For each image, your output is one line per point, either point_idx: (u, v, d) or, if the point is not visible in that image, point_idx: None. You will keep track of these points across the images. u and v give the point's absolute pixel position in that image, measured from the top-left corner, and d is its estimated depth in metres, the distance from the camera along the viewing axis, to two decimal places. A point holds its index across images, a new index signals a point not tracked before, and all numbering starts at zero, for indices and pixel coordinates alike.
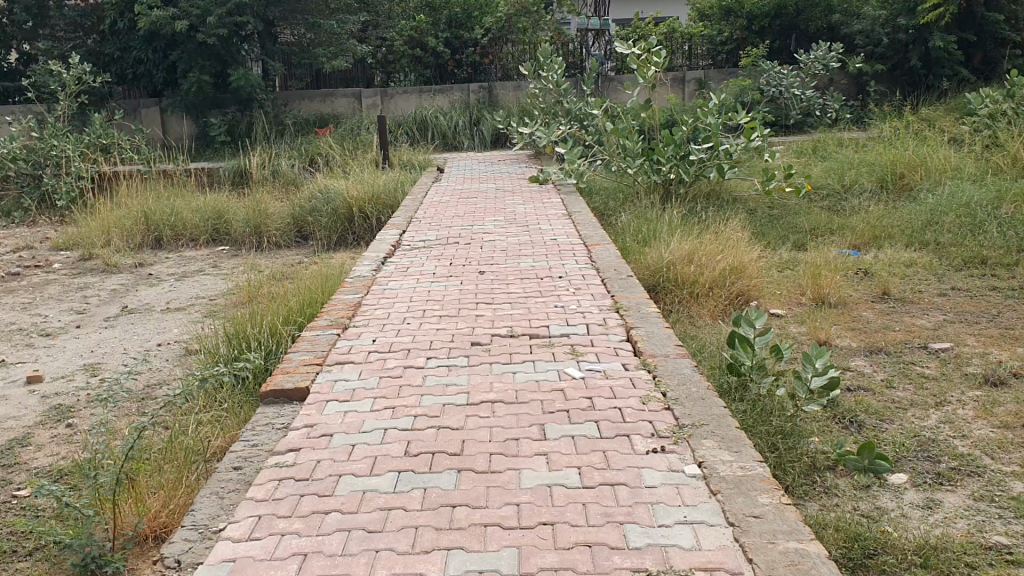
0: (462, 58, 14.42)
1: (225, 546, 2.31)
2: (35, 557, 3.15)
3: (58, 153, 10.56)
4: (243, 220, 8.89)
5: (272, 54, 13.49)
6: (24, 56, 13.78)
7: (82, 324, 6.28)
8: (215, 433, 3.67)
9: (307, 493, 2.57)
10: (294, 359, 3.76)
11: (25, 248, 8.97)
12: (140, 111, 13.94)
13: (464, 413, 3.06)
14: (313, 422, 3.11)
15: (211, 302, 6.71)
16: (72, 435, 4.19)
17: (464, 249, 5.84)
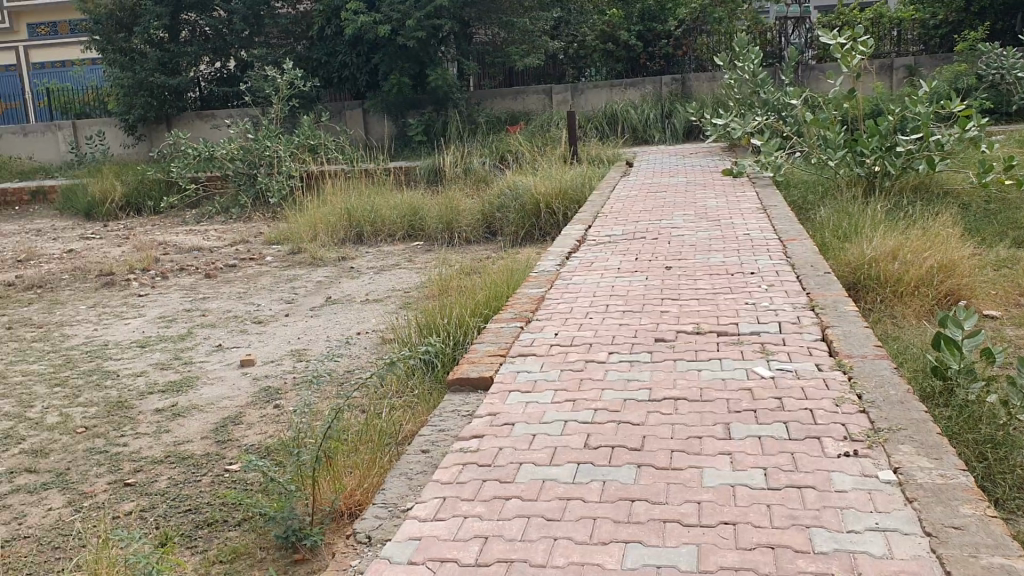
0: (654, 51, 14.26)
1: (411, 525, 2.41)
2: (243, 527, 3.41)
3: (271, 154, 11.36)
4: (436, 217, 9.21)
5: (467, 54, 13.89)
6: (241, 62, 14.86)
7: (290, 312, 6.72)
8: (407, 418, 3.82)
9: (489, 478, 2.64)
10: (480, 350, 3.86)
11: (241, 242, 9.67)
12: (345, 112, 14.75)
13: (647, 410, 3.03)
14: (496, 411, 3.18)
15: (405, 294, 7.00)
16: (279, 415, 4.49)
17: (650, 244, 5.79)
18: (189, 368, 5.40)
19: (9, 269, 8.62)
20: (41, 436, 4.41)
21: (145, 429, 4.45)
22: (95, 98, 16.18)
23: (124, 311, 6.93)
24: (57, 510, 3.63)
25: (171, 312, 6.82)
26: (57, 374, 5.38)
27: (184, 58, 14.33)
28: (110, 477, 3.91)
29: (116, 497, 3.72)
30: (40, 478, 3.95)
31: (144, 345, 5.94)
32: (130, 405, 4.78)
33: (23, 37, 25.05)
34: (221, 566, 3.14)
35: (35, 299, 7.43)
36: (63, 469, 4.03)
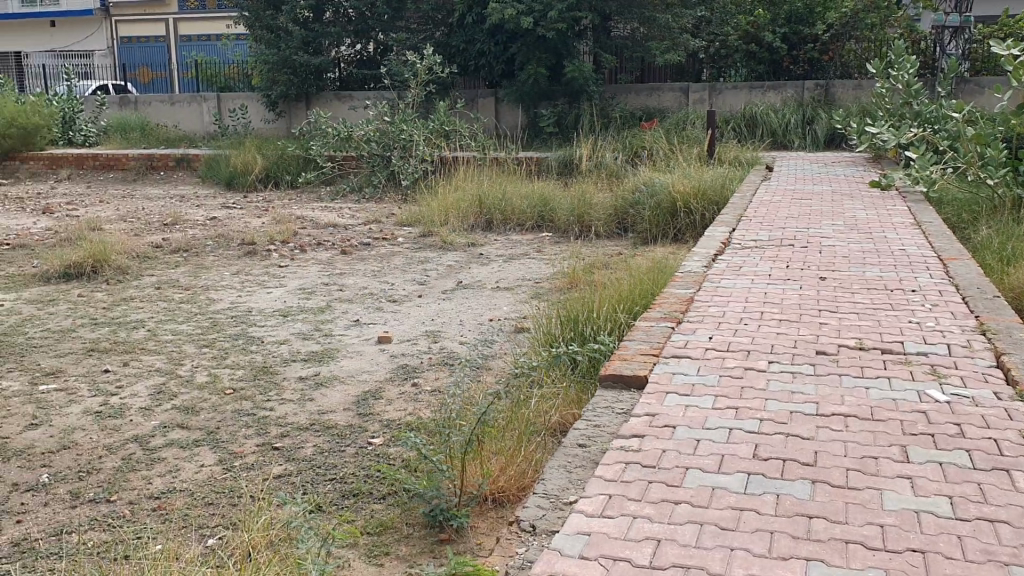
0: (799, 55, 13.84)
1: (578, 518, 2.37)
2: (388, 501, 3.42)
3: (406, 138, 11.53)
4: (568, 209, 9.19)
5: (605, 48, 13.81)
6: (381, 45, 15.12)
7: (424, 293, 6.80)
8: (553, 409, 3.80)
9: (655, 479, 2.58)
10: (632, 348, 3.80)
11: (374, 222, 9.85)
12: (478, 100, 14.87)
13: (815, 424, 2.92)
14: (655, 411, 3.11)
15: (537, 284, 6.99)
16: (417, 394, 4.53)
17: (801, 252, 5.63)
18: (329, 340, 5.50)
19: (156, 232, 8.99)
20: (193, 394, 4.57)
21: (289, 395, 4.55)
22: (238, 73, 16.74)
23: (265, 280, 7.13)
24: (210, 467, 3.72)
25: (310, 285, 6.97)
26: (205, 336, 5.56)
27: (327, 38, 14.74)
28: (259, 440, 4.00)
29: (264, 459, 3.79)
30: (192, 435, 4.07)
31: (284, 314, 6.09)
32: (275, 370, 4.92)
33: (174, 10, 26.11)
34: (369, 537, 3.14)
35: (182, 262, 7.73)
36: (214, 428, 4.15)
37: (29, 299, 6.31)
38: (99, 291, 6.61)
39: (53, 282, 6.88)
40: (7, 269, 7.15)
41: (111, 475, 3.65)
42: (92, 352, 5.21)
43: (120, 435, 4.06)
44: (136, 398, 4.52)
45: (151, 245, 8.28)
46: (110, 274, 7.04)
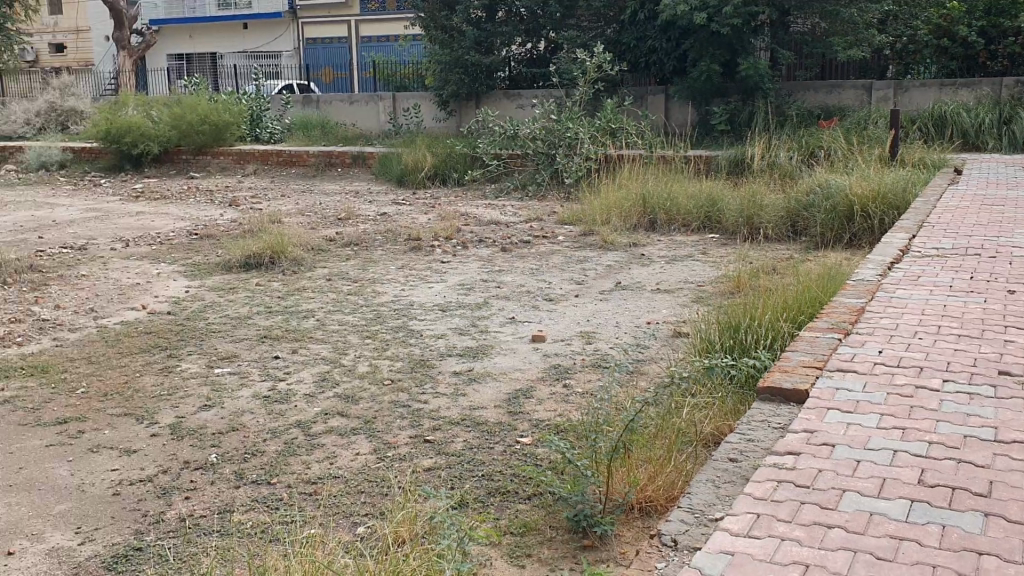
0: (997, 49, 12.91)
1: (722, 537, 2.27)
2: (533, 502, 3.38)
3: (572, 135, 11.53)
4: (737, 210, 8.92)
5: (782, 44, 13.33)
6: (551, 44, 15.19)
7: (581, 293, 6.76)
8: (707, 419, 3.68)
9: (808, 501, 2.44)
10: (793, 359, 3.62)
11: (536, 220, 9.89)
12: (647, 97, 14.70)
13: (992, 452, 2.68)
14: (813, 428, 2.95)
15: (699, 287, 6.81)
16: (569, 395, 4.49)
17: (989, 262, 5.22)
18: (484, 336, 5.55)
19: (330, 226, 9.36)
20: (354, 382, 4.70)
21: (444, 389, 4.60)
22: (413, 73, 17.25)
23: (428, 274, 7.29)
24: (365, 456, 3.76)
25: (469, 281, 7.07)
26: (368, 327, 5.73)
27: (499, 38, 14.97)
28: (412, 432, 4.04)
29: (416, 450, 3.82)
30: (350, 422, 4.15)
31: (444, 309, 6.19)
32: (431, 364, 5.00)
33: (355, 12, 27.27)
34: (512, 537, 3.12)
35: (351, 255, 8.00)
36: (371, 417, 4.22)
37: (212, 286, 6.67)
38: (275, 281, 6.92)
39: (234, 271, 7.26)
40: (193, 258, 7.61)
41: (272, 459, 3.72)
42: (265, 338, 5.44)
43: (284, 419, 4.17)
44: (301, 383, 4.67)
45: (324, 238, 8.62)
46: (286, 265, 7.35)
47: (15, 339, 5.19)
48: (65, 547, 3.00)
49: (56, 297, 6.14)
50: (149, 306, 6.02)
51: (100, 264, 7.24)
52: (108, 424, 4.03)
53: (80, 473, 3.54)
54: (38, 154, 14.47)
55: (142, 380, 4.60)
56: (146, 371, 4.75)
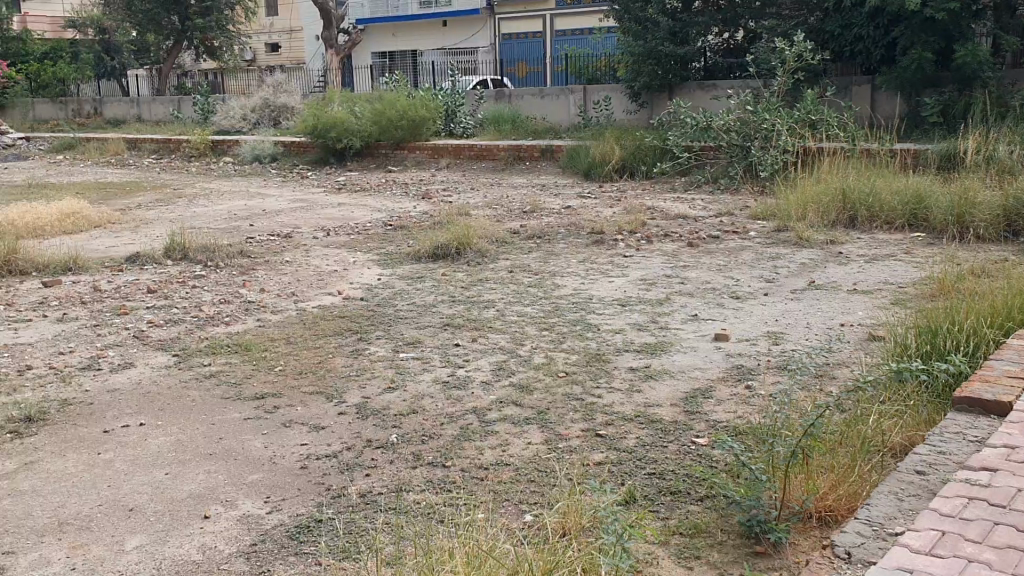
0: None
1: (901, 553, 2.13)
2: (705, 504, 3.25)
3: (769, 128, 11.13)
4: (946, 207, 8.33)
5: (1007, 28, 12.33)
6: (749, 33, 14.84)
7: (770, 292, 6.52)
8: (897, 428, 3.47)
9: (1002, 522, 2.25)
10: (999, 368, 3.34)
11: (727, 214, 9.64)
12: (852, 88, 14.01)
13: None
14: (1015, 444, 2.71)
15: (900, 289, 6.42)
16: (749, 397, 4.31)
17: None
18: (664, 333, 5.46)
19: (517, 218, 9.51)
20: (529, 373, 4.71)
21: (619, 384, 4.53)
22: (606, 66, 17.24)
23: (611, 268, 7.26)
24: (536, 446, 3.74)
25: (653, 276, 6.99)
26: (546, 319, 5.77)
27: (695, 28, 14.68)
28: (584, 425, 3.97)
29: (587, 444, 3.76)
30: (524, 412, 4.15)
31: (624, 304, 6.14)
32: (607, 359, 4.96)
33: (550, 6, 27.77)
34: (681, 537, 3.03)
35: (536, 247, 8.09)
36: (545, 408, 4.19)
37: (402, 275, 6.93)
38: (461, 271, 7.09)
39: (423, 260, 7.50)
40: (386, 247, 7.93)
41: (447, 443, 3.78)
42: (447, 326, 5.57)
43: (462, 405, 4.23)
44: (479, 371, 4.72)
45: (511, 231, 8.76)
46: (471, 256, 7.50)
47: (224, 318, 5.61)
48: (254, 515, 3.21)
49: (261, 280, 6.58)
50: (344, 291, 6.34)
51: (301, 251, 7.69)
52: (300, 401, 4.27)
53: (272, 446, 3.78)
54: (253, 147, 15.55)
55: (333, 362, 4.83)
56: (337, 352, 4.99)
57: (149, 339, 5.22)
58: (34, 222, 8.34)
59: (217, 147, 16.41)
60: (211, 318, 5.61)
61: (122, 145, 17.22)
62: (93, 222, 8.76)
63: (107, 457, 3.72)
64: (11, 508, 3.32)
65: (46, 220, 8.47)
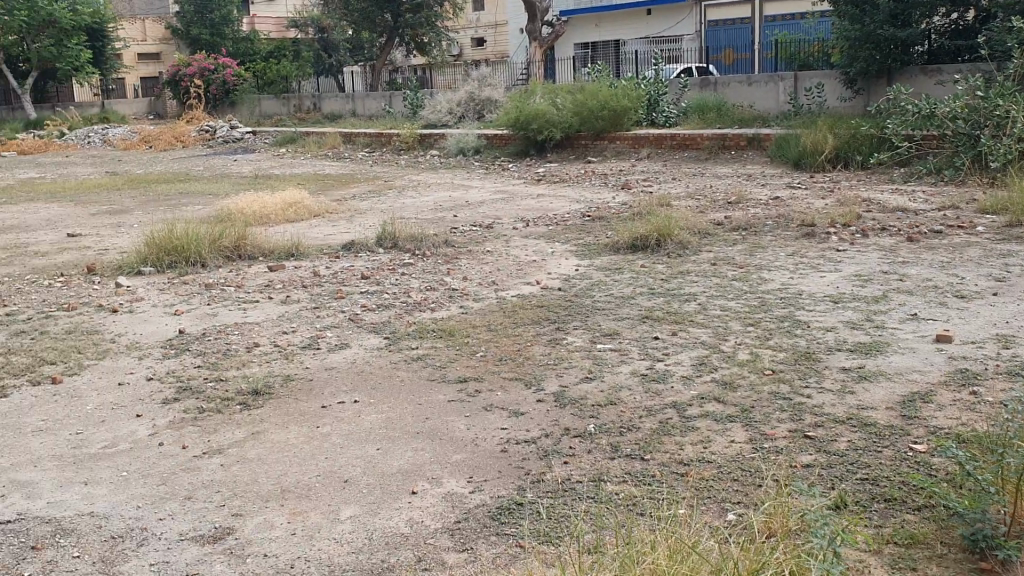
0: None
1: None
2: (924, 514, 3.02)
3: (1002, 114, 10.35)
4: None
5: None
6: (982, 13, 13.78)
7: (1000, 292, 6.00)
8: None
9: None
10: None
11: (951, 208, 9.00)
12: None
13: None
14: None
15: None
16: (976, 404, 3.93)
17: None
18: (880, 333, 5.07)
19: (720, 210, 9.27)
20: (731, 369, 4.43)
21: (830, 384, 4.20)
22: (819, 51, 16.51)
23: (821, 263, 6.92)
24: (739, 444, 3.56)
25: (867, 272, 6.60)
26: (750, 315, 5.42)
27: (918, 9, 13.68)
28: (791, 426, 3.73)
29: (795, 445, 3.54)
30: (727, 409, 3.92)
31: (835, 301, 5.78)
32: (816, 357, 4.60)
33: None
34: (896, 547, 2.85)
35: (740, 240, 7.84)
36: (749, 406, 3.95)
37: (602, 266, 6.90)
38: (661, 263, 6.96)
39: (622, 251, 7.43)
40: (586, 238, 7.93)
41: (646, 435, 3.67)
42: (646, 318, 5.38)
43: (661, 399, 4.07)
44: (679, 365, 4.51)
45: (713, 222, 8.55)
46: (672, 248, 7.32)
47: (430, 305, 5.81)
48: (459, 494, 3.31)
49: (465, 269, 6.75)
50: (543, 281, 6.40)
51: (503, 242, 7.84)
52: (501, 386, 4.34)
53: (475, 428, 3.88)
54: (458, 140, 16.03)
55: (532, 349, 4.87)
56: (537, 341, 5.03)
57: (362, 322, 5.50)
58: (261, 212, 8.95)
59: (424, 140, 17.04)
60: (419, 304, 5.83)
61: (338, 138, 18.22)
62: (312, 212, 9.31)
63: (325, 431, 3.95)
64: (240, 474, 3.60)
65: (272, 209, 9.10)
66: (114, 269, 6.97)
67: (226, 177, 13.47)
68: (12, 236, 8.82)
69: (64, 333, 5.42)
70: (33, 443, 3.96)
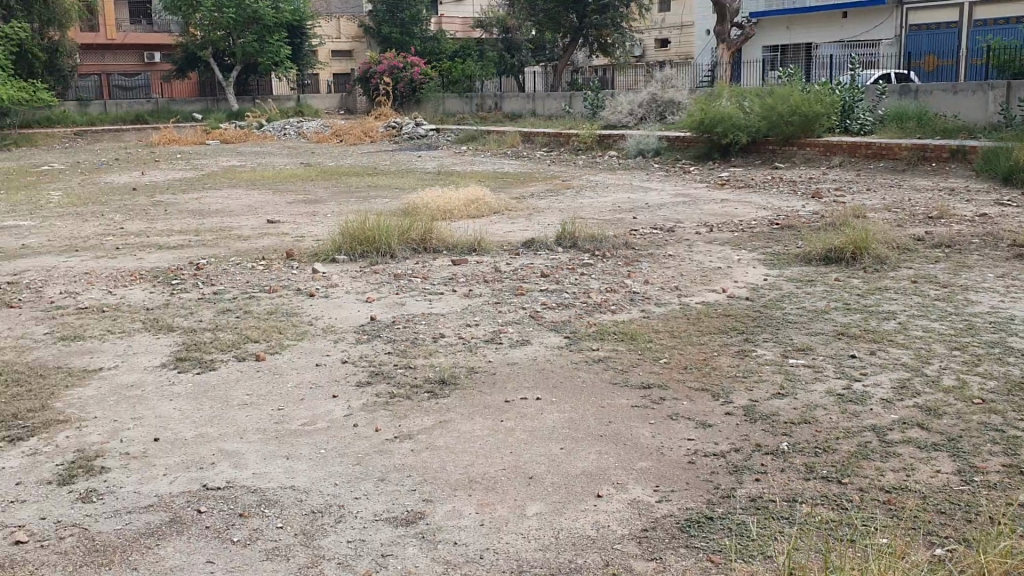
0: None
1: None
2: None
3: None
4: None
5: None
6: None
7: None
8: None
9: None
10: None
11: None
12: None
13: None
14: None
15: None
16: None
17: None
18: None
19: (920, 224, 8.79)
20: (934, 395, 4.19)
21: None
22: None
23: None
24: (947, 474, 3.36)
25: None
26: (957, 339, 5.10)
27: None
28: (1005, 460, 3.48)
29: (1009, 481, 3.30)
30: (932, 437, 3.71)
31: None
32: None
33: None
34: None
35: (942, 257, 7.40)
36: (957, 436, 3.72)
37: (790, 277, 6.68)
38: (855, 277, 6.65)
39: (813, 262, 7.16)
40: (773, 247, 7.71)
41: (843, 458, 3.53)
42: (841, 335, 5.17)
43: (858, 421, 3.90)
44: (878, 387, 4.30)
45: (913, 237, 8.11)
46: (867, 262, 6.99)
47: (611, 307, 5.79)
48: (645, 501, 3.28)
49: (647, 273, 6.70)
50: (729, 290, 6.26)
51: (686, 247, 7.72)
52: (687, 396, 4.27)
53: (661, 437, 3.83)
54: (638, 142, 15.93)
55: (719, 359, 4.78)
56: (723, 351, 4.92)
57: (544, 320, 5.54)
58: (446, 207, 9.21)
59: (603, 141, 17.04)
60: (600, 305, 5.83)
61: (518, 137, 18.50)
62: (494, 209, 9.49)
63: (509, 426, 4.01)
64: (428, 460, 3.70)
65: (456, 204, 9.35)
66: (310, 256, 7.32)
67: (410, 173, 13.91)
68: (219, 220, 9.44)
69: (265, 314, 5.75)
70: (238, 416, 4.21)
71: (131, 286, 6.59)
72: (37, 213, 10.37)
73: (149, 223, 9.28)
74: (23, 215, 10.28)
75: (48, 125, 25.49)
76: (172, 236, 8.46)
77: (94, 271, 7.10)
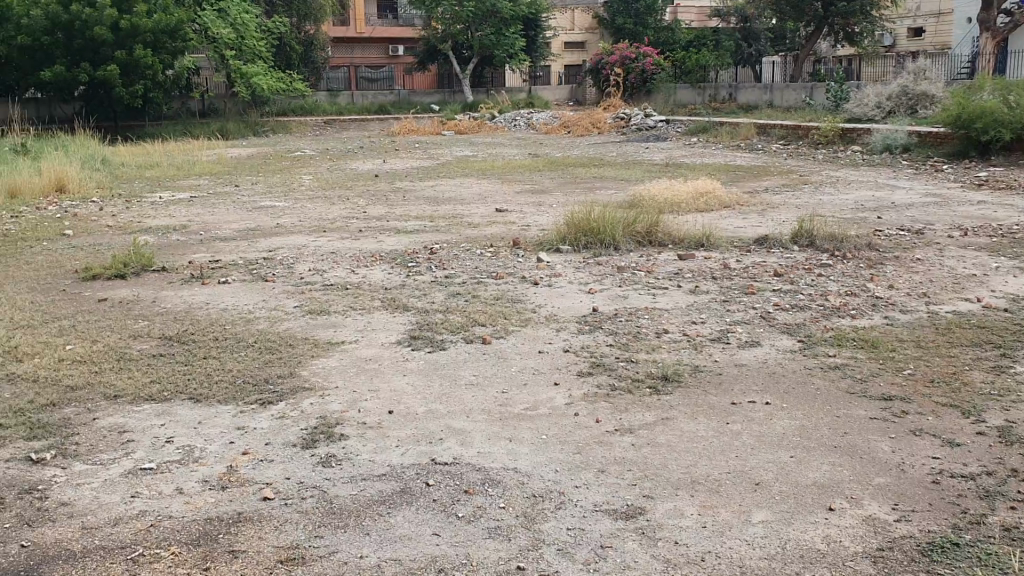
0: None
1: None
2: None
3: None
4: None
5: None
6: None
7: None
8: None
9: None
10: None
11: None
12: None
13: None
14: None
15: None
16: None
17: None
18: None
19: None
20: None
21: None
22: None
23: None
24: None
25: None
26: None
27: None
28: None
29: None
30: None
31: None
32: None
33: None
34: None
35: None
36: None
37: None
38: None
39: None
40: None
41: None
42: None
43: None
44: None
45: None
46: None
47: (850, 312, 5.50)
48: (882, 519, 3.09)
49: (890, 277, 6.30)
50: (984, 299, 5.76)
51: (936, 251, 7.20)
52: (932, 411, 3.98)
53: (901, 452, 3.59)
54: (885, 137, 15.03)
55: (972, 374, 4.41)
56: (976, 366, 4.54)
57: (775, 322, 5.34)
58: (675, 200, 9.11)
59: (845, 135, 16.22)
60: (837, 309, 5.55)
61: (752, 130, 17.98)
62: (725, 203, 9.28)
63: (735, 428, 3.89)
64: (650, 457, 3.65)
65: (685, 198, 9.21)
66: (537, 245, 7.46)
67: (640, 164, 13.88)
68: (452, 206, 9.84)
69: (492, 299, 5.91)
70: (466, 395, 4.35)
71: (370, 266, 6.99)
72: (291, 195, 11.22)
73: (390, 208, 9.81)
74: (279, 196, 11.15)
75: (301, 113, 27.51)
76: (410, 221, 8.89)
77: (338, 251, 7.57)
